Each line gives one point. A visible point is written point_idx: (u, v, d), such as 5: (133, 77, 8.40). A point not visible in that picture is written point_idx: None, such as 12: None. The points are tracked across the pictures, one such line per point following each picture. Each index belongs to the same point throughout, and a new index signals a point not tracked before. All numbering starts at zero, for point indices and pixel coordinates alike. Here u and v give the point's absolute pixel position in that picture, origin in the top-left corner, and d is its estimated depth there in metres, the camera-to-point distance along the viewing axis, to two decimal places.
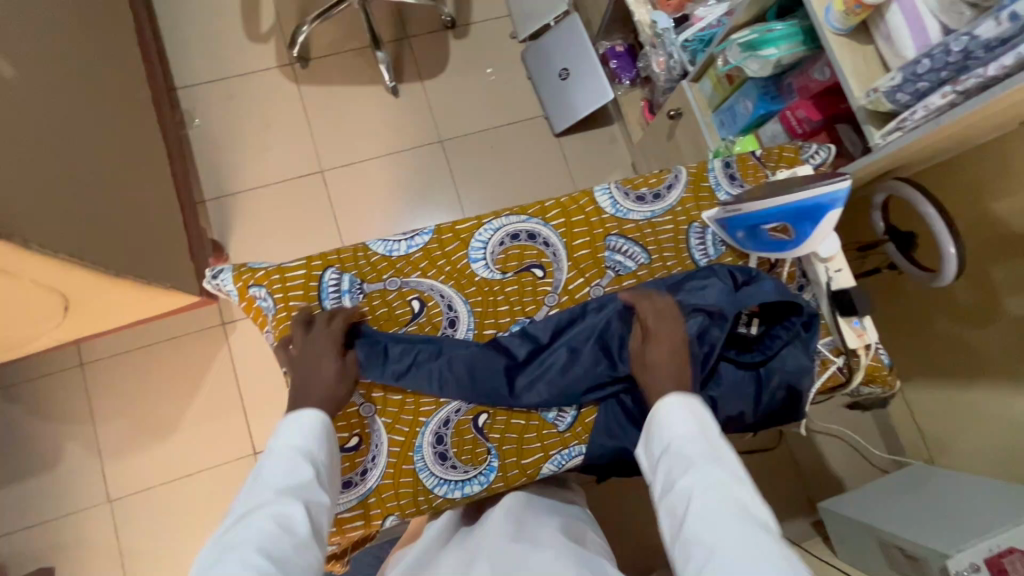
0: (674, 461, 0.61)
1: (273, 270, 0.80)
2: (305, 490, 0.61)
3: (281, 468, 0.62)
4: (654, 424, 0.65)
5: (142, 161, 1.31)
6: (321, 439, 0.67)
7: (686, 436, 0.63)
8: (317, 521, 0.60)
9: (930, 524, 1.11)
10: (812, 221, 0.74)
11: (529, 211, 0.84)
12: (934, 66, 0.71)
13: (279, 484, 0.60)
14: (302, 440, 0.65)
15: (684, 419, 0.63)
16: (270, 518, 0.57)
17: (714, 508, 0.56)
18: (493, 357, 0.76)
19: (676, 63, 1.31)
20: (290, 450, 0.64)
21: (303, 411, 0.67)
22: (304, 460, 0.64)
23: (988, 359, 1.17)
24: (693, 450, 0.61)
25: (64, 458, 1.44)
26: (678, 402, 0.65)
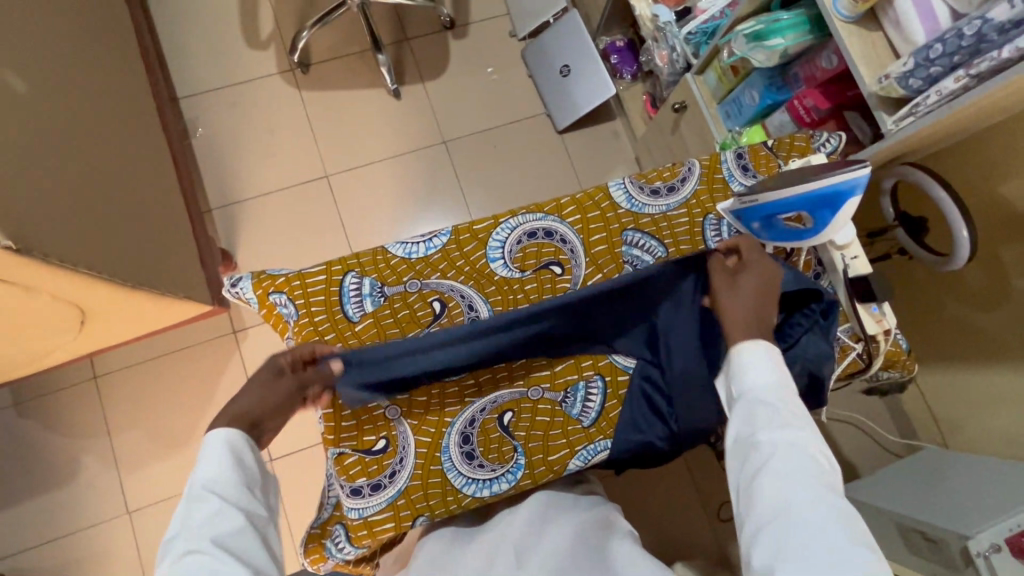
0: (755, 406, 0.63)
1: (293, 276, 0.81)
2: (220, 522, 0.58)
3: (193, 509, 0.58)
4: (736, 366, 0.66)
5: (150, 173, 1.31)
6: (227, 463, 0.61)
7: (769, 384, 0.64)
8: (247, 545, 0.58)
9: (948, 506, 1.12)
10: (831, 209, 0.73)
11: (545, 208, 0.84)
12: (946, 50, 0.71)
13: (195, 529, 0.57)
14: (205, 472, 0.60)
15: (767, 369, 0.64)
16: (190, 569, 0.54)
17: (794, 458, 0.57)
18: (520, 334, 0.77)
19: (679, 56, 1.31)
20: (197, 485, 0.59)
21: (207, 439, 0.63)
22: (213, 492, 0.59)
23: (1000, 340, 1.18)
24: (764, 380, 0.64)
25: (80, 471, 1.45)
26: (765, 350, 0.65)
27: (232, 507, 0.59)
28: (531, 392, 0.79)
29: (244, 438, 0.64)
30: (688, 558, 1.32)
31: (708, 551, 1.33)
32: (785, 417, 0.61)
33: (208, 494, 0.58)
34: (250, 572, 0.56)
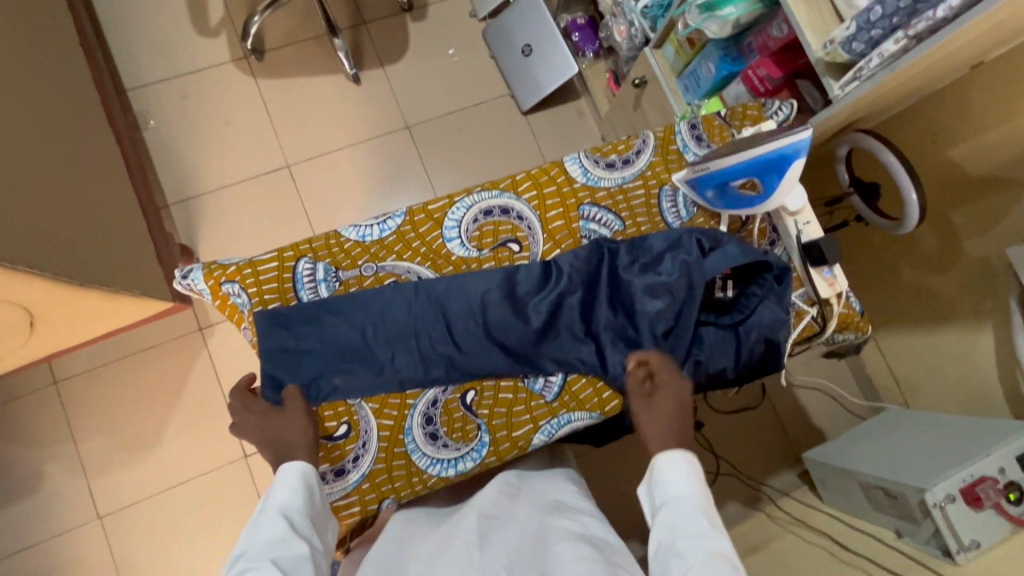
0: (670, 517, 0.61)
1: (244, 265, 0.78)
2: (282, 546, 0.59)
3: (265, 526, 0.61)
4: (655, 478, 0.65)
5: (101, 167, 1.27)
6: (301, 492, 0.65)
7: (686, 491, 0.63)
8: (299, 574, 0.58)
9: (907, 463, 1.17)
10: (777, 174, 0.74)
11: (501, 185, 0.83)
12: (886, 12, 0.72)
13: (258, 547, 0.59)
14: (280, 496, 0.64)
15: (684, 475, 0.63)
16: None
17: (698, 558, 0.55)
18: (438, 328, 0.76)
19: (638, 32, 1.31)
20: (270, 508, 0.63)
21: (284, 468, 0.67)
22: (283, 513, 0.62)
23: (952, 300, 1.23)
24: (686, 504, 0.62)
25: (46, 480, 1.41)
26: (682, 457, 0.65)
27: (296, 534, 0.61)
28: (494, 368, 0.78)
29: (314, 473, 0.68)
30: None
31: None
32: (697, 523, 0.59)
33: (280, 514, 0.61)
34: None
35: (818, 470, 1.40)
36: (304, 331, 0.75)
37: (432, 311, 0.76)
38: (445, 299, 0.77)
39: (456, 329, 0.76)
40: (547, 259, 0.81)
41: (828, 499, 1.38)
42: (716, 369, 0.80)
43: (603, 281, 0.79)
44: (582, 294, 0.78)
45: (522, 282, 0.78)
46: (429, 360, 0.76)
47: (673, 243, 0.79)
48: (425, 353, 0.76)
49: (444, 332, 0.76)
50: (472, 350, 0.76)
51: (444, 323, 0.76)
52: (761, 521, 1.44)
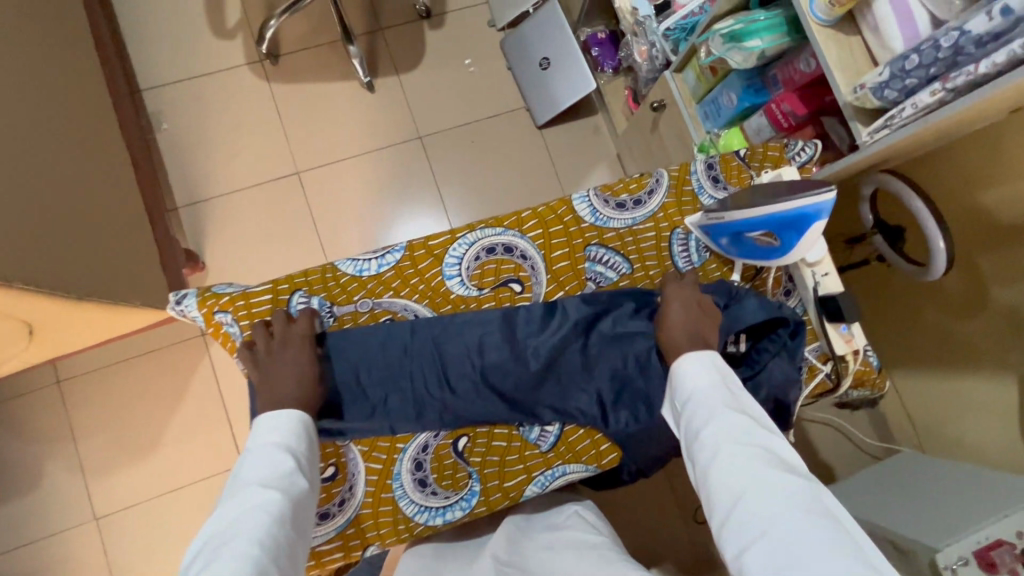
0: (696, 414, 0.64)
1: (237, 295, 0.76)
2: (285, 479, 0.60)
3: (264, 460, 0.61)
4: (676, 380, 0.68)
5: (109, 173, 1.26)
6: (299, 432, 0.65)
7: (707, 387, 0.65)
8: (300, 506, 0.59)
9: (920, 517, 1.12)
10: (796, 233, 0.70)
11: (505, 222, 0.79)
12: (922, 62, 0.67)
13: (258, 479, 0.59)
14: (278, 435, 0.63)
15: (702, 374, 0.66)
16: (257, 510, 0.56)
17: (737, 450, 0.59)
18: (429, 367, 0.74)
19: (659, 52, 1.27)
20: (267, 444, 0.62)
21: (279, 412, 0.65)
22: (283, 447, 0.62)
23: (975, 349, 1.18)
24: (710, 400, 0.64)
25: (46, 478, 1.41)
26: (699, 355, 0.67)
27: (298, 468, 0.62)
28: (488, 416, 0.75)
29: (310, 421, 0.67)
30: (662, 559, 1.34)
31: (684, 556, 1.32)
32: (727, 414, 0.62)
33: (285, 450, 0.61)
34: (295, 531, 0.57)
35: None
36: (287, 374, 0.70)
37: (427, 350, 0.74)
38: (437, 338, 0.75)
39: (451, 369, 0.74)
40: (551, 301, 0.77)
41: None
42: None
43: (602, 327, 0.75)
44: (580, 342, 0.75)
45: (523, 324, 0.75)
46: (423, 401, 0.74)
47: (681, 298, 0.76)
48: (418, 395, 0.74)
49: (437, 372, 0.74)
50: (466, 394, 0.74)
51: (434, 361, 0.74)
52: None
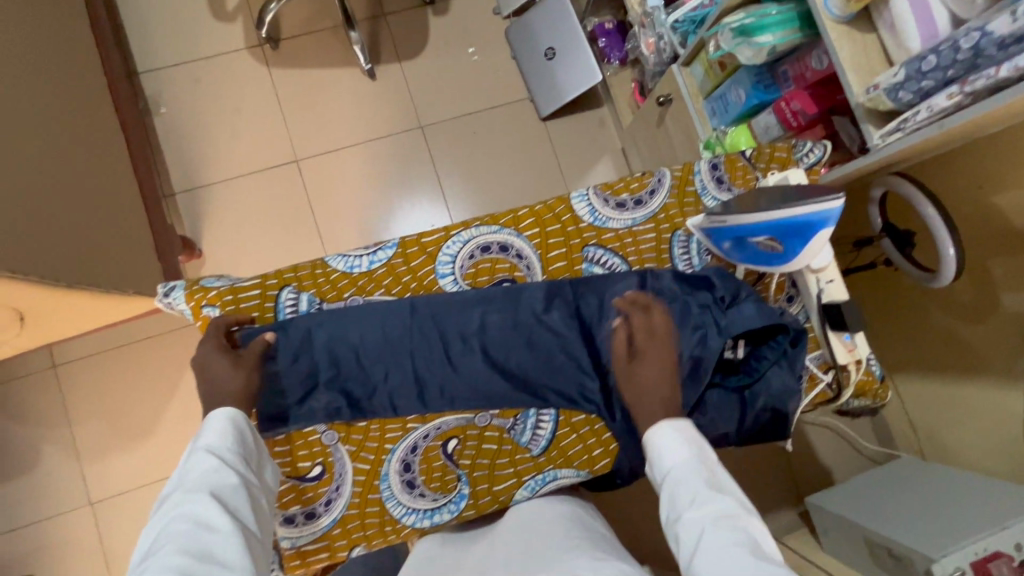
0: (674, 491, 0.58)
1: (226, 290, 0.74)
2: (217, 480, 0.56)
3: (190, 466, 0.56)
4: (651, 455, 0.62)
5: (104, 157, 1.24)
6: (229, 428, 0.60)
7: (684, 461, 0.59)
8: (237, 504, 0.56)
9: (918, 526, 1.10)
10: (802, 240, 0.68)
11: (501, 220, 0.77)
12: (940, 63, 0.64)
13: (186, 486, 0.55)
14: (207, 436, 0.59)
15: (678, 449, 0.60)
16: (181, 523, 0.52)
17: (718, 536, 0.52)
18: (430, 349, 0.73)
19: (667, 45, 1.23)
20: (196, 446, 0.58)
21: (212, 413, 0.61)
22: (211, 450, 0.58)
23: (982, 356, 1.15)
24: (689, 479, 0.58)
25: (41, 462, 1.42)
26: (676, 424, 0.61)
27: (226, 468, 0.57)
28: (479, 418, 0.74)
29: (245, 417, 0.62)
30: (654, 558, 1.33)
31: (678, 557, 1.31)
32: (705, 495, 0.56)
33: (205, 453, 0.56)
34: (236, 529, 0.53)
35: (820, 517, 1.34)
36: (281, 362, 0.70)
37: (430, 329, 0.73)
38: (439, 315, 0.74)
39: (453, 350, 0.73)
40: (552, 283, 0.76)
41: (826, 547, 1.33)
42: (717, 434, 0.76)
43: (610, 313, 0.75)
44: (580, 330, 0.75)
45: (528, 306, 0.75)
46: (422, 382, 0.73)
47: (683, 296, 0.75)
48: (418, 376, 0.73)
49: (441, 352, 0.73)
50: (472, 376, 0.73)
51: (437, 341, 0.73)
52: None
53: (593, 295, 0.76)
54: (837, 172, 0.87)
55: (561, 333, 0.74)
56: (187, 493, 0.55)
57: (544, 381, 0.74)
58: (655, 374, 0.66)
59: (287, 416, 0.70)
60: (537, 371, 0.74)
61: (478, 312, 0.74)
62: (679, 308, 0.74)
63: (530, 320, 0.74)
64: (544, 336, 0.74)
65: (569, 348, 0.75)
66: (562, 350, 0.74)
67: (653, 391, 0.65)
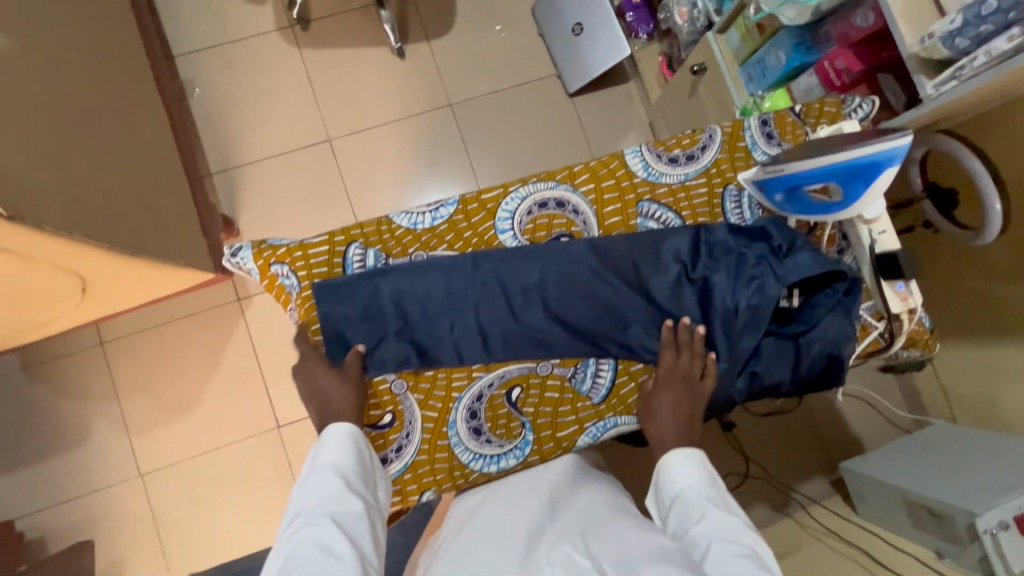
0: (684, 512, 0.66)
1: (295, 246, 0.77)
2: (339, 506, 0.62)
3: (319, 486, 0.64)
4: (664, 477, 0.70)
5: (148, 136, 1.27)
6: (351, 452, 0.67)
7: (694, 484, 0.68)
8: (356, 530, 0.61)
9: (956, 485, 1.12)
10: (864, 181, 0.69)
11: (558, 176, 0.79)
12: (1001, 5, 0.65)
13: (315, 507, 0.62)
14: (331, 458, 0.66)
15: (691, 471, 0.68)
16: (311, 541, 0.59)
17: (723, 542, 0.60)
18: (492, 302, 0.75)
19: (701, 13, 1.26)
20: (320, 467, 0.65)
21: (329, 429, 0.68)
22: (334, 473, 0.65)
23: (1019, 318, 1.16)
24: (700, 498, 0.66)
25: (90, 436, 1.46)
26: (687, 452, 0.70)
27: (350, 492, 0.64)
28: (540, 367, 0.76)
29: (363, 437, 0.69)
30: None
31: None
32: (712, 513, 0.64)
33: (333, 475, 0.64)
34: (356, 556, 0.58)
35: (854, 481, 1.35)
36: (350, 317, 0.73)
37: (489, 282, 0.75)
38: (499, 268, 0.75)
39: (516, 303, 0.75)
40: (602, 240, 0.78)
41: (864, 511, 1.34)
42: (771, 382, 0.78)
43: (667, 265, 0.77)
44: (636, 284, 0.77)
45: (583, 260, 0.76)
46: (487, 334, 0.75)
47: (739, 249, 0.77)
48: (483, 329, 0.75)
49: (504, 305, 0.75)
50: (533, 329, 0.75)
51: (498, 294, 0.75)
52: (791, 528, 1.42)
53: (648, 248, 0.77)
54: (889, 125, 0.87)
55: (617, 287, 0.76)
56: (313, 516, 0.61)
57: (606, 333, 0.76)
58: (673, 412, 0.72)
59: (359, 364, 0.73)
60: (596, 324, 0.76)
61: (535, 267, 0.76)
62: (734, 262, 0.77)
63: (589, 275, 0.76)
64: (602, 289, 0.76)
65: (626, 302, 0.77)
66: (622, 305, 0.76)
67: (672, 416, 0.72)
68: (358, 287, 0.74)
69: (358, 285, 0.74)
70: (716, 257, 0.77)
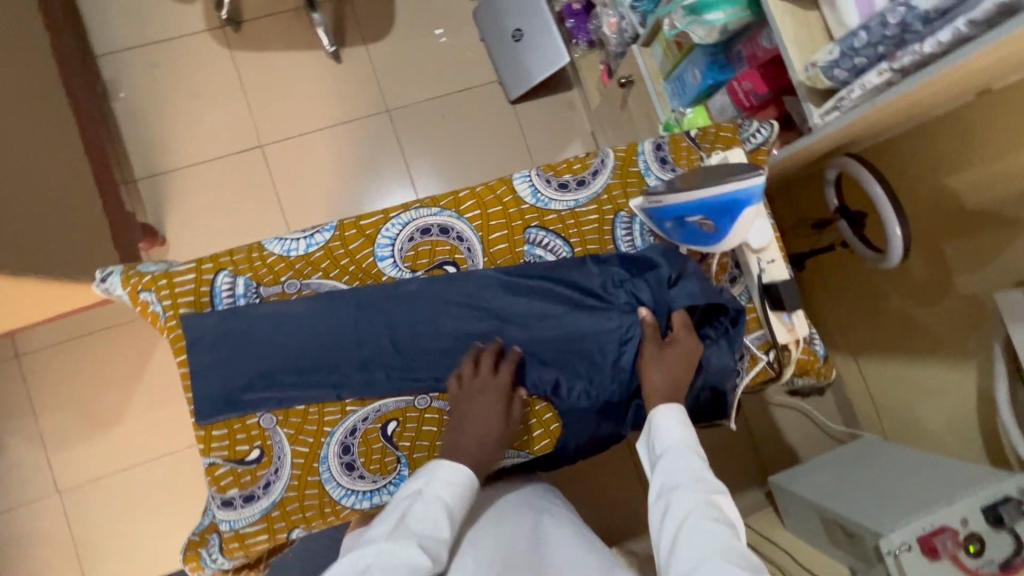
0: (670, 469, 0.66)
1: (161, 274, 0.75)
2: (435, 538, 0.61)
3: (427, 514, 0.62)
4: (654, 431, 0.70)
5: (56, 141, 1.22)
6: (461, 490, 0.65)
7: (682, 442, 0.68)
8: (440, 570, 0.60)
9: (868, 501, 1.12)
10: (730, 218, 0.70)
11: (441, 202, 0.80)
12: (870, 39, 0.65)
13: (415, 530, 0.60)
14: (446, 489, 0.65)
15: (680, 429, 0.68)
16: (403, 563, 0.57)
17: (703, 512, 0.60)
18: (376, 334, 0.76)
19: (628, 25, 1.20)
20: (432, 497, 0.64)
21: (459, 466, 0.67)
22: (444, 510, 0.63)
23: (937, 333, 1.15)
24: (687, 457, 0.66)
25: (6, 452, 1.41)
26: (679, 408, 0.71)
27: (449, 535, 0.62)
28: (417, 400, 0.77)
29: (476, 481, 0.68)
30: (619, 537, 1.36)
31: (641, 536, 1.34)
32: (698, 473, 0.64)
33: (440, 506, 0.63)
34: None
35: (782, 496, 1.32)
36: (219, 353, 0.74)
37: (375, 315, 0.76)
38: (382, 301, 0.76)
39: (400, 339, 0.77)
40: (490, 273, 0.79)
41: (788, 527, 1.33)
42: None
43: (554, 299, 0.78)
44: (526, 316, 0.78)
45: (471, 293, 0.78)
46: (369, 370, 0.76)
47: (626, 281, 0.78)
48: (365, 364, 0.76)
49: (388, 341, 0.76)
50: (416, 362, 0.76)
51: (382, 328, 0.76)
52: None
53: (538, 281, 0.79)
54: (781, 154, 0.87)
55: (503, 320, 0.78)
56: (407, 532, 0.60)
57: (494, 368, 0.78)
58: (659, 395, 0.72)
59: (233, 400, 0.74)
60: (486, 357, 0.78)
61: (420, 303, 0.77)
62: (624, 292, 0.78)
63: (479, 307, 0.78)
64: (492, 322, 0.78)
65: (513, 336, 0.78)
66: (514, 341, 0.78)
67: (668, 392, 0.72)
68: (242, 319, 0.74)
69: (245, 316, 0.74)
70: (604, 288, 0.78)
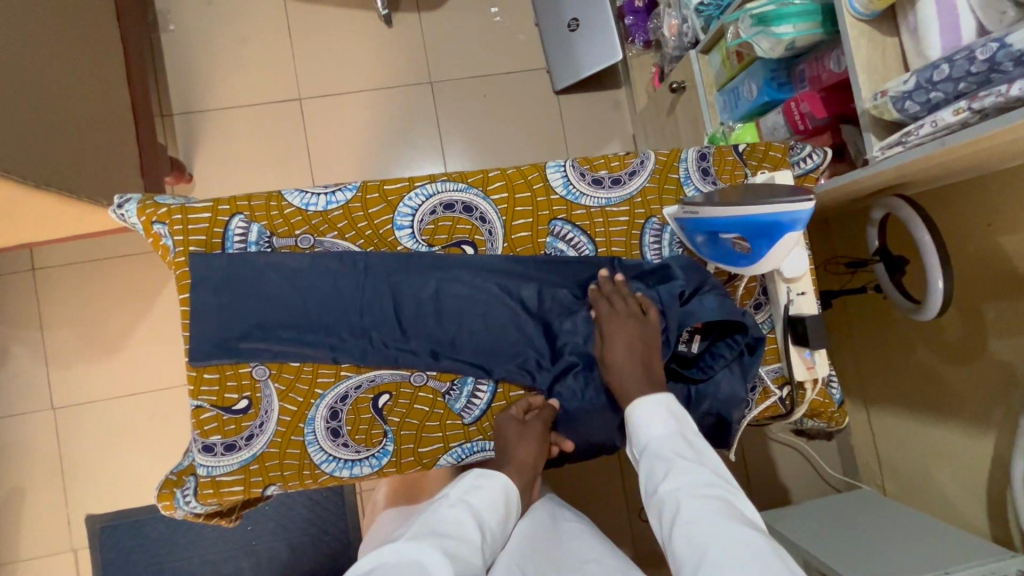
0: (650, 470, 0.62)
1: (176, 209, 0.73)
2: (457, 537, 0.59)
3: (453, 515, 0.61)
4: (632, 429, 0.67)
5: (101, 65, 1.22)
6: (492, 505, 0.65)
7: (662, 436, 0.64)
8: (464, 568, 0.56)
9: (857, 555, 1.08)
10: (767, 242, 0.67)
11: (469, 179, 0.77)
12: (952, 74, 0.61)
13: (439, 528, 0.59)
14: (475, 500, 0.64)
15: (657, 422, 0.65)
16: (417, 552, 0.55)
17: (694, 506, 0.56)
18: (383, 303, 0.75)
19: (689, 29, 1.15)
20: (461, 502, 0.63)
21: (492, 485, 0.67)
22: (472, 513, 0.62)
23: (960, 396, 1.09)
24: (672, 451, 0.63)
25: (10, 361, 1.43)
26: (652, 399, 0.67)
27: (477, 539, 0.60)
28: (414, 377, 0.76)
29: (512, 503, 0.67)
30: None
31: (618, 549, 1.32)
32: (683, 466, 0.61)
33: (464, 508, 0.62)
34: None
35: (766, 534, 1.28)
36: (223, 296, 0.73)
37: (384, 284, 0.75)
38: (394, 270, 0.75)
39: (404, 312, 0.76)
40: (508, 260, 0.77)
41: None
42: None
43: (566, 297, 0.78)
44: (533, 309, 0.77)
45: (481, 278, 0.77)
46: (369, 339, 0.75)
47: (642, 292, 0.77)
48: (366, 332, 0.75)
49: (394, 310, 0.75)
50: (414, 337, 0.76)
51: (390, 296, 0.75)
52: None
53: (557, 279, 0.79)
54: (828, 184, 0.83)
55: (514, 309, 0.77)
56: (426, 529, 0.59)
57: (496, 356, 0.77)
58: (639, 392, 0.68)
59: (228, 346, 0.73)
60: (487, 342, 0.77)
61: (426, 280, 0.76)
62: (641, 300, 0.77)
63: (489, 292, 0.77)
64: (501, 310, 0.77)
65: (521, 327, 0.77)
66: (519, 332, 0.77)
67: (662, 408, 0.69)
68: (251, 265, 0.73)
69: (253, 263, 0.73)
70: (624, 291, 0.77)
